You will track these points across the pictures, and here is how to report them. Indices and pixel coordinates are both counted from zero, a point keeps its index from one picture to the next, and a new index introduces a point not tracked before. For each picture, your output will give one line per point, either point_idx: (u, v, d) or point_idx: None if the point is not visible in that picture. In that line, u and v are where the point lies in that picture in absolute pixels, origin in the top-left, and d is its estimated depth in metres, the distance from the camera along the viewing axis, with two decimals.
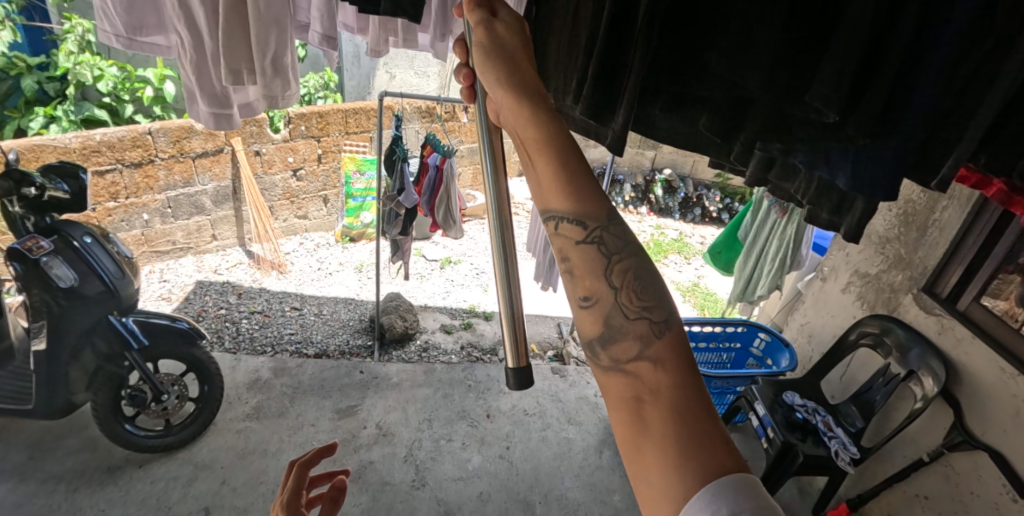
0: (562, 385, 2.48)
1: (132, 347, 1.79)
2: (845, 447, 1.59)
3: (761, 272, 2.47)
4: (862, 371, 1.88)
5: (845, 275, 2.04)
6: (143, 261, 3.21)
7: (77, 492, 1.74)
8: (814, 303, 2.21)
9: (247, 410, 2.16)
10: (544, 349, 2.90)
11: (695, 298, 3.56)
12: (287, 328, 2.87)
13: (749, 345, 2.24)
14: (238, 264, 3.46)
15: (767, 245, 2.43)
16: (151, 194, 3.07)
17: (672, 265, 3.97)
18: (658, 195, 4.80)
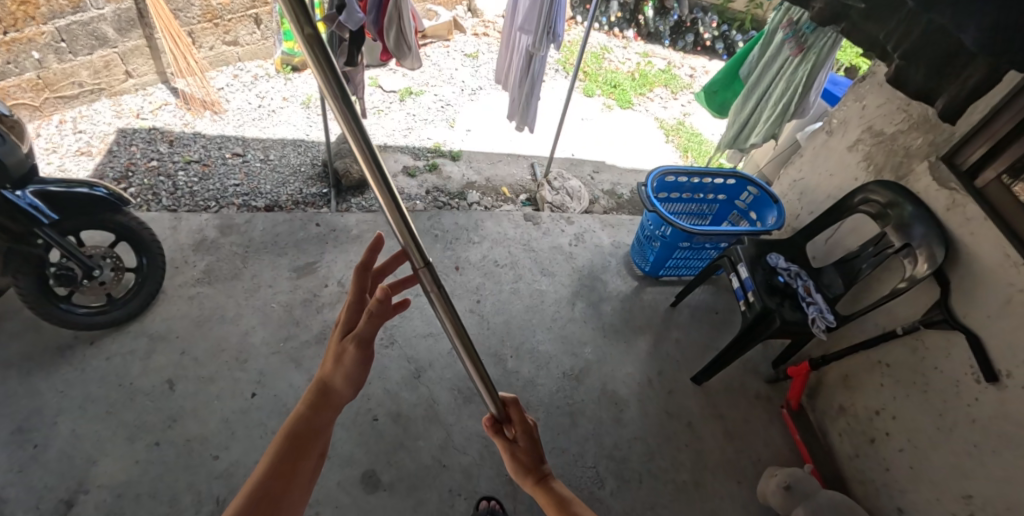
0: (536, 233, 2.33)
1: (41, 224, 1.56)
2: (821, 315, 1.58)
3: (760, 118, 2.17)
4: (851, 236, 1.79)
5: (855, 131, 1.79)
6: (48, 109, 2.65)
7: (31, 375, 1.68)
8: (811, 157, 2.01)
9: (197, 274, 2.01)
10: (516, 192, 2.66)
11: (679, 139, 3.19)
12: (231, 179, 2.53)
13: (736, 198, 2.09)
14: (164, 106, 2.87)
15: (774, 85, 2.08)
16: (36, 25, 2.42)
17: (657, 101, 3.47)
18: (648, 16, 4.02)
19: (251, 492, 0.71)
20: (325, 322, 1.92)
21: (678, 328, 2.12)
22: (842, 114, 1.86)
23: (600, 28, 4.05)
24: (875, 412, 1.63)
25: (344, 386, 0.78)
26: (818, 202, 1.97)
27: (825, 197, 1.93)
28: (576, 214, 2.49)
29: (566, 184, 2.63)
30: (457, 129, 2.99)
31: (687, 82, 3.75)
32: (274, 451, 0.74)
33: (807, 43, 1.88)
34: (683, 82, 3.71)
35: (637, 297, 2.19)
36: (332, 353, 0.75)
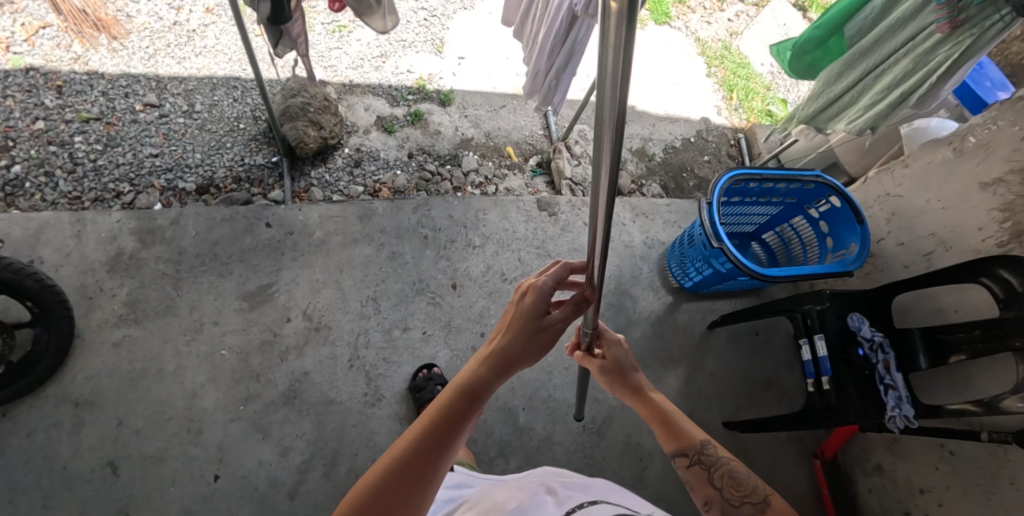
0: (552, 230, 1.84)
1: None
2: (901, 406, 1.38)
3: (859, 98, 1.78)
4: (949, 299, 1.52)
5: (999, 166, 1.43)
6: None
7: None
8: (926, 178, 1.63)
9: (119, 311, 1.61)
10: (525, 156, 2.08)
11: (723, 71, 2.56)
12: (148, 144, 1.89)
13: (807, 203, 1.82)
14: (40, 26, 2.04)
15: (894, 62, 1.67)
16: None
17: (698, 10, 2.68)
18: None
19: (407, 450, 0.67)
20: (293, 374, 1.56)
21: (712, 356, 1.84)
22: (984, 135, 1.47)
23: None
24: (919, 490, 1.52)
25: (517, 359, 0.81)
26: (915, 235, 1.66)
27: (928, 234, 1.61)
28: (598, 194, 1.97)
29: (589, 148, 2.05)
30: (448, 57, 2.22)
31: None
32: (441, 399, 0.72)
33: (966, 19, 1.47)
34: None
35: (670, 317, 1.84)
36: (530, 330, 0.82)
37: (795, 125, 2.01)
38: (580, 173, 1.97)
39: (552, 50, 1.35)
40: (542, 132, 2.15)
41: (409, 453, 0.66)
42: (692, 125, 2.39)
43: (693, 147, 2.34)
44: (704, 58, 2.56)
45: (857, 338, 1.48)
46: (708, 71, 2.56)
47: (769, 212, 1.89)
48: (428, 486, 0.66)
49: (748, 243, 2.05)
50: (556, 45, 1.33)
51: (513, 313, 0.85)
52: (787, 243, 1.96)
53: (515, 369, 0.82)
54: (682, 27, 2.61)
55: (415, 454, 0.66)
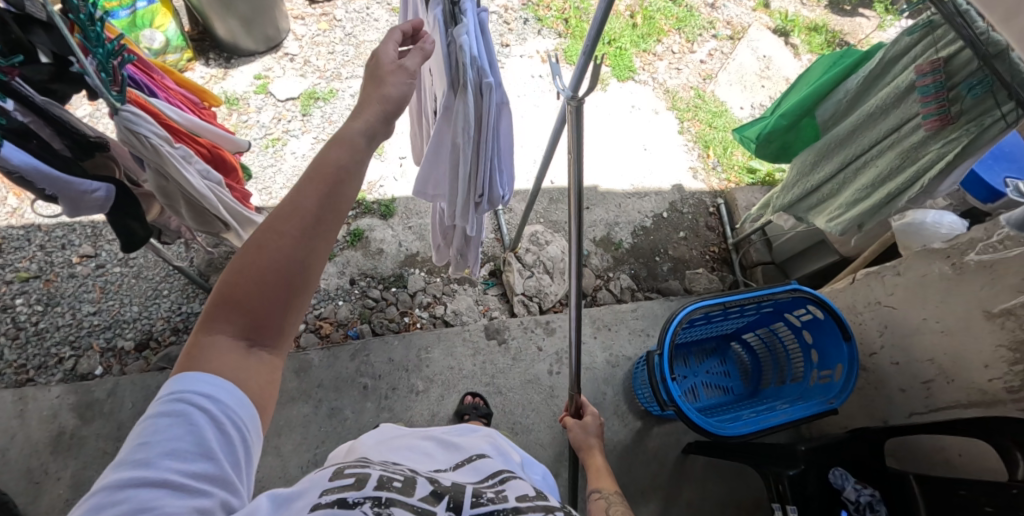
0: (503, 361, 1.70)
1: None
2: None
3: (846, 189, 1.51)
4: (954, 443, 1.30)
5: (1006, 295, 1.17)
6: None
7: None
8: (919, 292, 1.38)
9: (65, 494, 1.58)
10: (475, 266, 1.90)
11: (698, 125, 2.23)
12: (87, 300, 1.86)
13: (785, 311, 1.60)
14: None
15: (878, 154, 1.40)
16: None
17: (665, 56, 2.33)
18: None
19: (264, 246, 0.54)
20: None
21: (689, 485, 1.64)
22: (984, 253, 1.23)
23: None
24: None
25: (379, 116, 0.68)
26: (912, 356, 1.42)
27: (926, 358, 1.37)
28: (554, 309, 1.80)
29: (543, 253, 1.86)
30: (388, 158, 2.09)
31: (708, 17, 2.47)
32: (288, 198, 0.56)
33: (959, 115, 1.19)
34: (703, 18, 2.46)
35: (639, 445, 1.67)
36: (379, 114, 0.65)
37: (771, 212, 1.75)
38: (533, 287, 1.81)
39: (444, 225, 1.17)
40: (494, 234, 1.96)
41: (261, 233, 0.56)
42: (663, 197, 2.12)
43: (666, 224, 2.08)
44: (675, 112, 2.23)
45: (841, 497, 1.28)
46: (680, 127, 2.23)
47: (743, 321, 1.68)
48: (287, 311, 0.57)
49: (729, 345, 1.84)
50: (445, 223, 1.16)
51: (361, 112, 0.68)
52: (771, 345, 1.74)
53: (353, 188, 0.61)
54: (648, 79, 2.28)
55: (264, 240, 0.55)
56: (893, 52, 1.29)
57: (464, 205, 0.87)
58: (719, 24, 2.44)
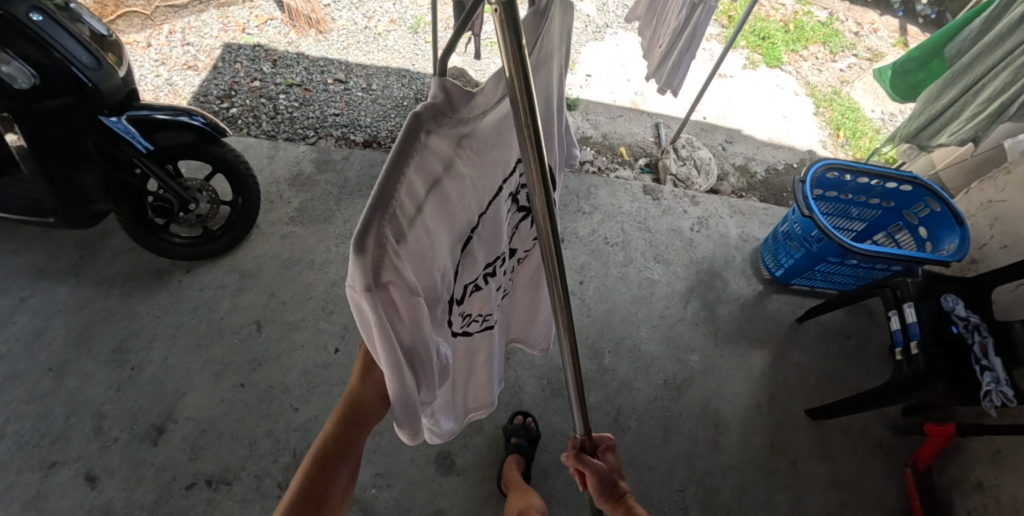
0: (653, 211, 2.03)
1: (137, 152, 1.48)
2: (998, 386, 1.22)
3: (959, 117, 1.74)
4: None
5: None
6: (161, 19, 2.63)
7: (130, 298, 1.70)
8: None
9: (290, 213, 1.93)
10: (635, 157, 2.30)
11: (831, 112, 2.63)
12: (331, 108, 2.38)
13: (905, 208, 1.75)
14: (269, 20, 2.72)
15: (993, 75, 1.62)
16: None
17: (812, 59, 2.82)
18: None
19: None
20: None
21: (803, 348, 1.75)
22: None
23: None
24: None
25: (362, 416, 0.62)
26: (1018, 234, 1.57)
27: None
28: (699, 193, 2.12)
29: (694, 153, 2.23)
30: (577, 73, 2.57)
31: (850, 42, 2.96)
32: None
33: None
34: (845, 41, 2.94)
35: (760, 304, 1.82)
36: None
37: (902, 140, 1.99)
38: (684, 171, 2.15)
39: (679, 26, 1.55)
40: (653, 140, 2.37)
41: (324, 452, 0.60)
42: (796, 154, 2.46)
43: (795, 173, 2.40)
44: (814, 98, 2.65)
45: (950, 317, 1.33)
46: (815, 111, 2.63)
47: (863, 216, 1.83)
48: None
49: None
50: (681, 24, 1.54)
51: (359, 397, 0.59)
52: None
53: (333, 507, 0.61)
54: (792, 71, 2.76)
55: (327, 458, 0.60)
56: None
57: None
58: (860, 48, 2.92)
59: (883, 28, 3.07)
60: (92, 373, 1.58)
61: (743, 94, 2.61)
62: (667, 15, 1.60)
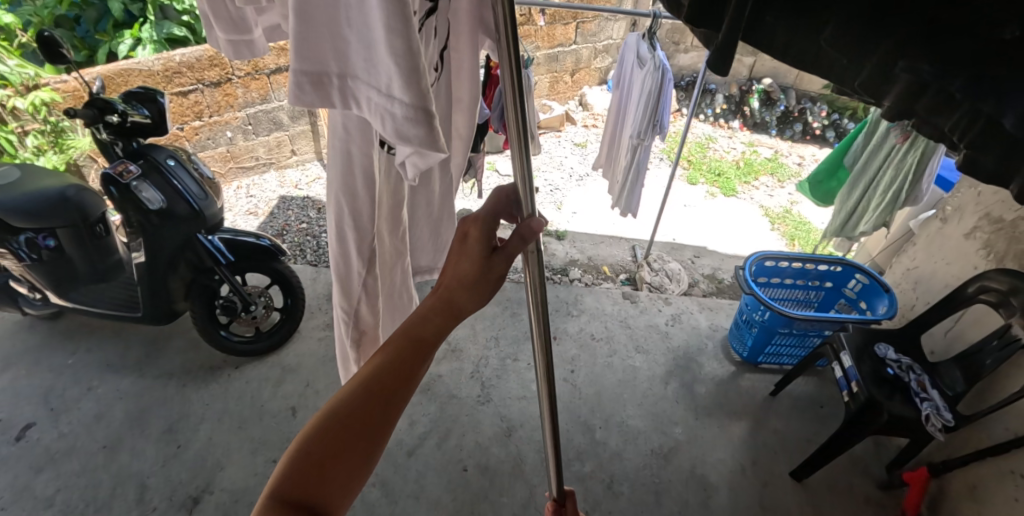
0: (632, 311, 2.39)
1: (221, 263, 1.95)
2: (938, 412, 1.40)
3: (870, 207, 1.94)
4: (973, 331, 1.56)
5: (972, 218, 1.60)
6: (230, 176, 3.28)
7: (185, 387, 1.96)
8: (926, 245, 1.79)
9: (327, 320, 2.32)
10: (616, 272, 2.74)
11: (785, 227, 3.12)
12: None
13: (843, 285, 2.00)
14: (317, 179, 3.44)
15: (880, 173, 1.88)
16: (232, 112, 3.04)
17: (762, 188, 3.44)
18: (754, 107, 3.99)
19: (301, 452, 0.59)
20: (430, 375, 2.10)
21: (777, 417, 1.93)
22: (957, 201, 1.68)
23: (705, 119, 4.07)
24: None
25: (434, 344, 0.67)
26: (935, 293, 1.73)
27: (943, 287, 1.68)
28: (673, 295, 2.50)
29: (665, 266, 2.67)
30: (564, 211, 3.17)
31: (796, 170, 3.64)
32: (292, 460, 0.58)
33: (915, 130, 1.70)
34: (791, 170, 3.62)
35: (733, 382, 2.06)
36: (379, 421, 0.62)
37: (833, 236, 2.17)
38: (657, 279, 2.57)
39: (628, 164, 2.19)
40: (630, 258, 2.84)
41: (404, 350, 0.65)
42: None
43: None
44: (768, 217, 3.17)
45: (885, 361, 1.54)
46: (772, 227, 3.12)
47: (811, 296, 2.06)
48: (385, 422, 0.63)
49: None
50: (630, 162, 2.18)
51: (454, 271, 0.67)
52: None
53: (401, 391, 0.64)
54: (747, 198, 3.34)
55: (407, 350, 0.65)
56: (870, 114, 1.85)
57: (648, 126, 2.01)
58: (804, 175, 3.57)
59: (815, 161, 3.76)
60: (144, 449, 1.75)
61: (704, 219, 3.14)
62: (619, 158, 2.26)
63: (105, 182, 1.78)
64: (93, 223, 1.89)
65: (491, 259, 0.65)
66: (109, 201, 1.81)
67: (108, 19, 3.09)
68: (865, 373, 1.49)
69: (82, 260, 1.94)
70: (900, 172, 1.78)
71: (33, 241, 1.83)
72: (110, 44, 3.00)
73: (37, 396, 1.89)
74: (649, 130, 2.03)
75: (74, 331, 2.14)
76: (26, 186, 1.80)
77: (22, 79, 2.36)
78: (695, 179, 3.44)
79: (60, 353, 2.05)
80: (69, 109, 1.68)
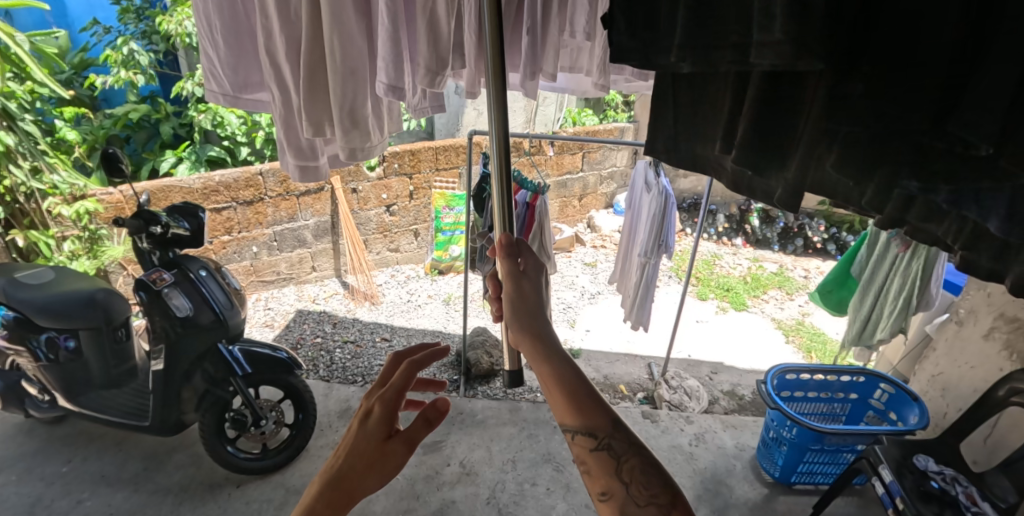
0: (654, 431, 2.29)
1: (237, 373, 1.95)
2: None
3: (885, 314, 2.01)
4: (1012, 435, 1.52)
5: (987, 319, 1.65)
6: (251, 289, 3.42)
7: (181, 506, 1.90)
8: (945, 350, 1.81)
9: (337, 439, 2.26)
10: (633, 390, 2.70)
11: (800, 338, 3.15)
12: (377, 359, 2.94)
13: (868, 397, 1.99)
14: (334, 294, 3.57)
15: (889, 282, 1.99)
16: (260, 229, 3.27)
17: (771, 302, 3.54)
18: (755, 225, 4.27)
19: None
20: (443, 501, 1.96)
21: None
22: (968, 303, 1.73)
23: (708, 237, 4.37)
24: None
25: (374, 452, 0.71)
26: (966, 397, 1.71)
27: (972, 390, 1.68)
28: (694, 413, 2.43)
29: (683, 383, 2.64)
30: (577, 328, 3.23)
31: (802, 282, 3.80)
32: None
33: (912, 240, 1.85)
34: (797, 283, 3.77)
35: (769, 505, 1.91)
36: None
37: (851, 345, 2.21)
38: (676, 396, 2.53)
39: (638, 280, 2.32)
40: (646, 376, 2.81)
41: (348, 458, 0.72)
42: None
43: None
44: (782, 329, 3.22)
45: (928, 473, 1.48)
46: (786, 339, 3.15)
47: (837, 409, 2.03)
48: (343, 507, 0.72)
49: None
50: (638, 279, 2.32)
51: (350, 445, 0.73)
52: None
53: (354, 489, 0.72)
54: (758, 310, 3.43)
55: (350, 458, 0.72)
56: (869, 228, 2.02)
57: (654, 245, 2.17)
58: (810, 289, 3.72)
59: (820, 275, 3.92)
60: None
61: (717, 335, 3.18)
62: (630, 275, 2.40)
63: (138, 287, 1.88)
64: (116, 326, 1.95)
65: (387, 445, 0.71)
66: (138, 306, 1.89)
67: (156, 140, 3.52)
68: (909, 487, 1.43)
69: (98, 365, 1.95)
70: (906, 278, 1.89)
71: (53, 341, 1.84)
72: (154, 161, 3.38)
73: (23, 507, 1.82)
74: (654, 250, 2.20)
75: (74, 437, 2.13)
76: (60, 289, 1.89)
77: (71, 190, 2.57)
78: (705, 295, 3.55)
79: (55, 462, 2.01)
80: (119, 220, 1.83)
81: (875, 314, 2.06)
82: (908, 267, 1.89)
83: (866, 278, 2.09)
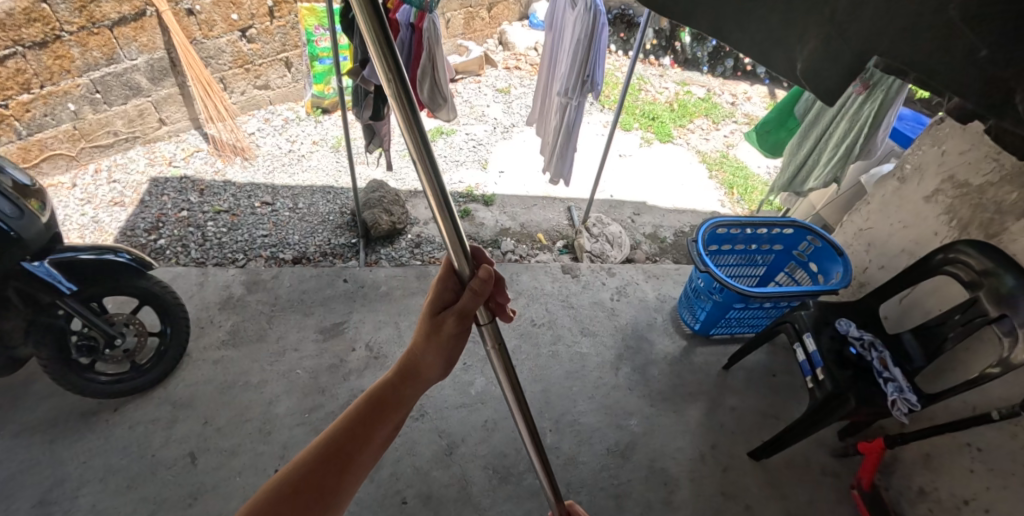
0: (574, 287, 2.19)
1: (64, 293, 1.58)
2: (903, 395, 1.41)
3: (821, 164, 1.86)
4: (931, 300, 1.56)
5: (933, 180, 1.51)
6: (85, 158, 2.69)
7: (55, 444, 1.67)
8: (879, 206, 1.71)
9: (222, 337, 1.98)
10: (553, 239, 2.54)
11: (723, 174, 2.99)
12: (259, 229, 2.53)
13: (793, 248, 1.93)
14: (196, 151, 2.90)
15: (835, 128, 1.78)
16: (71, 79, 2.45)
17: (696, 132, 3.24)
18: (685, 43, 3.71)
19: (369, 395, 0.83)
20: (352, 392, 1.83)
21: (732, 394, 1.92)
22: (916, 160, 1.57)
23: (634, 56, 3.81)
24: (964, 501, 1.50)
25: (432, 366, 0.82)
26: (890, 256, 1.67)
27: (899, 250, 1.63)
28: (615, 263, 2.34)
29: (605, 229, 2.47)
30: (490, 171, 2.89)
31: (729, 110, 3.48)
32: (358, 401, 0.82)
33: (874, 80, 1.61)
34: (724, 111, 3.45)
35: (687, 359, 2.00)
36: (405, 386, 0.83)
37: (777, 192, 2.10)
38: (596, 246, 2.38)
39: (558, 127, 1.88)
40: (567, 222, 2.63)
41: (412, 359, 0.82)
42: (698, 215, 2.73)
43: None
44: (705, 164, 3.02)
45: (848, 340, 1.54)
46: (709, 175, 2.98)
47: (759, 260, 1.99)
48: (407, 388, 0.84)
49: None
50: (559, 124, 1.88)
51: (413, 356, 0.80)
52: None
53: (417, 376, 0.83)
54: (683, 143, 3.16)
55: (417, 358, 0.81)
56: None
57: (580, 83, 1.68)
58: (738, 115, 3.44)
59: (746, 96, 3.65)
60: None
61: (641, 169, 2.94)
62: (549, 117, 1.95)
63: None
64: None
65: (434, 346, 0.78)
66: None
67: None
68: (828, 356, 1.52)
69: None
70: (858, 121, 1.69)
71: None
72: None
73: None
74: (578, 88, 1.71)
75: None
76: None
77: None
78: (629, 125, 3.17)
79: None
80: None
81: (809, 162, 1.89)
82: (860, 109, 1.67)
83: (811, 121, 1.85)
